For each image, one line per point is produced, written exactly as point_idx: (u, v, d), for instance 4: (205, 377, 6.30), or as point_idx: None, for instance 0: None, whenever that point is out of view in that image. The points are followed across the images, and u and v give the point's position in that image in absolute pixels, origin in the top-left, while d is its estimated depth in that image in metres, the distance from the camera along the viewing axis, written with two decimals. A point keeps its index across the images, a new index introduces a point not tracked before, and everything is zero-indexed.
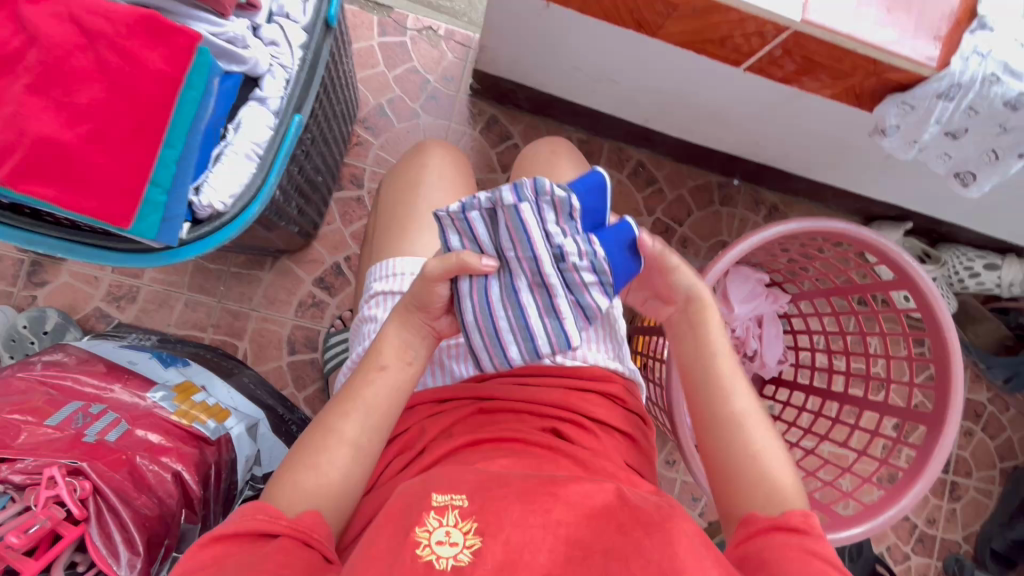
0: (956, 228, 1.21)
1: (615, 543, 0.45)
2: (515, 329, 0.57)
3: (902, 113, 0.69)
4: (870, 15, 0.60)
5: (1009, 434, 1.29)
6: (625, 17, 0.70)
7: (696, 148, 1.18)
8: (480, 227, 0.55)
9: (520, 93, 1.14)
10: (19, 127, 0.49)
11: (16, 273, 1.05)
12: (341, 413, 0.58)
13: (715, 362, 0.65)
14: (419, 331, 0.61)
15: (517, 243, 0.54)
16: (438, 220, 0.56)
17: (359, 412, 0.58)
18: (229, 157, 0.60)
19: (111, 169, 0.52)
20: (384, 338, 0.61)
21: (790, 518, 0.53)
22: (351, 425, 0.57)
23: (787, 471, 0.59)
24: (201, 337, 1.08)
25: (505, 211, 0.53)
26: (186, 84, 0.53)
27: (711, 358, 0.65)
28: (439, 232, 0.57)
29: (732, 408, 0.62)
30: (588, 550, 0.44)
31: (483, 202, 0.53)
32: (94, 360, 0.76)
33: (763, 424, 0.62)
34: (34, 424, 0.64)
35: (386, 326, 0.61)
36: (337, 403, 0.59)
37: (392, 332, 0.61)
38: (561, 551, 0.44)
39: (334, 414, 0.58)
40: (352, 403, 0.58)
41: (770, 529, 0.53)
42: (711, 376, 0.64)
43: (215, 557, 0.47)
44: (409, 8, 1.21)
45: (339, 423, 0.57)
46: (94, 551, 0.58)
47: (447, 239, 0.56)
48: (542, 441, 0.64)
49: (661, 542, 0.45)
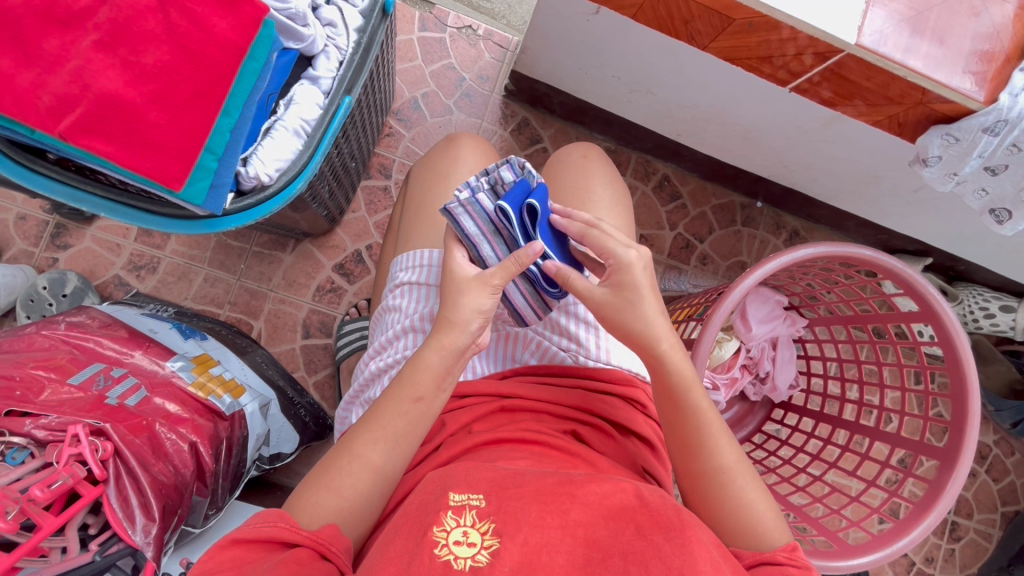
0: (973, 267, 1.21)
1: (635, 546, 0.43)
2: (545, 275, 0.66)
3: (945, 145, 0.69)
4: (924, 44, 0.61)
5: (1012, 478, 1.29)
6: (678, 28, 0.71)
7: (722, 166, 1.19)
8: (489, 208, 0.62)
9: (554, 97, 1.15)
10: (84, 82, 0.49)
11: (40, 233, 1.05)
12: (369, 439, 0.57)
13: (687, 397, 0.60)
14: (460, 355, 0.59)
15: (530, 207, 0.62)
16: (450, 212, 0.61)
17: (388, 437, 0.57)
18: (279, 132, 0.61)
19: (170, 131, 0.52)
20: (424, 368, 0.58)
21: (776, 554, 0.53)
22: (379, 452, 0.56)
23: (766, 505, 0.58)
24: (217, 314, 1.08)
25: (506, 188, 0.63)
26: (248, 55, 0.55)
27: (682, 393, 0.60)
28: (455, 225, 0.61)
29: (706, 446, 0.59)
30: (607, 551, 0.43)
31: (487, 183, 0.62)
32: (116, 326, 0.76)
33: (743, 468, 0.59)
34: (57, 381, 0.63)
35: (424, 351, 0.58)
36: (366, 425, 0.57)
37: (434, 361, 0.58)
38: (580, 553, 0.43)
39: (361, 438, 0.57)
40: (382, 430, 0.57)
41: (747, 568, 0.53)
42: (681, 432, 0.60)
43: (233, 560, 0.49)
44: (450, 6, 1.22)
45: (365, 449, 0.56)
46: (110, 513, 0.57)
47: (462, 226, 0.61)
48: (562, 441, 0.63)
49: (680, 547, 0.43)
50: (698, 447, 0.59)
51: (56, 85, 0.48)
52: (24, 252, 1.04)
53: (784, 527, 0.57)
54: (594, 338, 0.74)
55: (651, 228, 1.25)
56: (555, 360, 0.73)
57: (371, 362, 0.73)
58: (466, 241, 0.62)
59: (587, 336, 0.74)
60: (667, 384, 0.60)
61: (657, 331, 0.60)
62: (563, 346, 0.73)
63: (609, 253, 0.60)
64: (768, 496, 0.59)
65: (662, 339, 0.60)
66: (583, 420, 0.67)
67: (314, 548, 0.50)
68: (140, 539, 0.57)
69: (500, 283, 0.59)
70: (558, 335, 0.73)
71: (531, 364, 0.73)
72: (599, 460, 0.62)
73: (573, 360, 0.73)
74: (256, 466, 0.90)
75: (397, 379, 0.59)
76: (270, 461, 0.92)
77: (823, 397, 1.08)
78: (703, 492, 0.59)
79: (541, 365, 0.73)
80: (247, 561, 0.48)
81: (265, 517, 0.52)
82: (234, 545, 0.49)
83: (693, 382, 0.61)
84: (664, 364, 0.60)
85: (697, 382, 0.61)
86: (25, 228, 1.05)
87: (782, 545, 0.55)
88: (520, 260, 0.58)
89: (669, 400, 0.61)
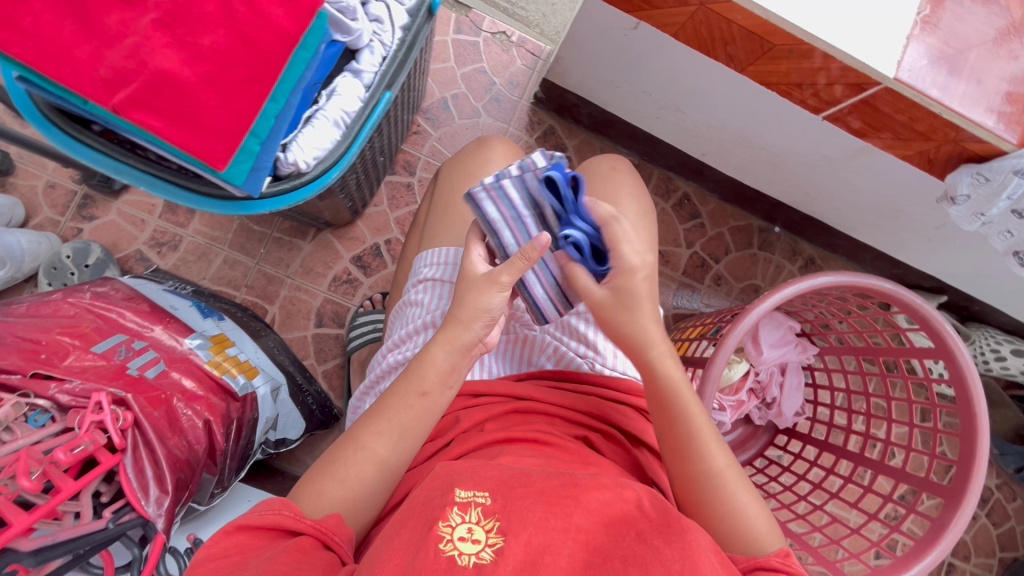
0: (987, 308, 1.21)
1: (635, 550, 0.44)
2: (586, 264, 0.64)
3: (975, 184, 0.70)
4: (962, 82, 0.61)
5: (1012, 524, 1.27)
6: (717, 49, 0.72)
7: (744, 188, 1.20)
8: (513, 194, 0.62)
9: (583, 108, 1.16)
10: (141, 58, 0.50)
11: (67, 203, 1.07)
12: (374, 431, 0.58)
13: (678, 401, 0.60)
14: (465, 354, 0.60)
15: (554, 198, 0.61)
16: (472, 196, 0.61)
17: (393, 431, 0.58)
18: (319, 122, 0.62)
19: (220, 112, 0.53)
20: (430, 363, 0.59)
21: (768, 560, 0.53)
22: (384, 444, 0.57)
23: (759, 510, 0.57)
24: (233, 295, 1.09)
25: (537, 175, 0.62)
26: (300, 44, 0.55)
27: (673, 398, 0.60)
28: (476, 210, 0.62)
29: (697, 450, 0.59)
30: (607, 555, 0.44)
31: (513, 171, 0.62)
32: (138, 299, 0.76)
33: (735, 472, 0.59)
34: (81, 349, 0.64)
35: (431, 347, 0.59)
36: (373, 419, 0.58)
37: (440, 357, 0.59)
38: (580, 558, 0.44)
39: (368, 431, 0.57)
40: (386, 422, 0.57)
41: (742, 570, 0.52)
42: (672, 435, 0.60)
43: (245, 535, 0.50)
44: (487, 11, 1.23)
45: (371, 441, 0.57)
46: (125, 482, 0.57)
47: (483, 211, 0.62)
48: (573, 446, 0.63)
49: (681, 553, 0.44)
50: (690, 451, 0.59)
51: (113, 59, 0.50)
52: (50, 220, 1.06)
53: (776, 533, 0.57)
54: (610, 346, 0.75)
55: (668, 245, 1.25)
56: (571, 365, 0.73)
57: (388, 354, 0.74)
58: (487, 227, 0.62)
59: (603, 343, 0.75)
60: (657, 387, 0.61)
61: (652, 331, 0.61)
62: (579, 352, 0.74)
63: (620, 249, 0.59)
64: (761, 502, 0.59)
65: (654, 342, 0.61)
66: (596, 427, 0.68)
67: (318, 536, 0.51)
68: (152, 510, 0.57)
69: (508, 281, 0.57)
70: (574, 341, 0.75)
71: (548, 369, 0.74)
72: (609, 464, 0.62)
73: (590, 367, 0.73)
74: (261, 450, 0.91)
75: (404, 375, 0.60)
76: (275, 446, 0.93)
77: (829, 426, 1.08)
78: (695, 497, 0.58)
79: (558, 370, 0.73)
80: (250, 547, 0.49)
81: (270, 502, 0.53)
82: (237, 531, 0.50)
83: (683, 385, 0.61)
84: (657, 365, 0.61)
85: (688, 387, 0.62)
86: (53, 196, 1.06)
87: (776, 550, 0.54)
88: (526, 255, 0.55)
89: (660, 403, 0.61)
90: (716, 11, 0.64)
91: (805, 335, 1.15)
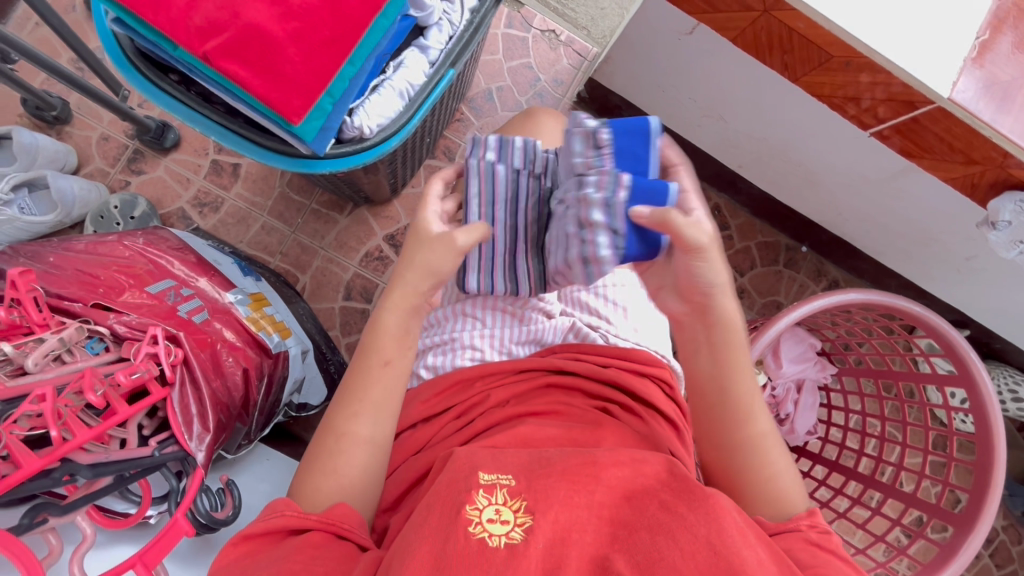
0: (1008, 347, 1.20)
1: (660, 520, 0.46)
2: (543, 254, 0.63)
3: (1019, 211, 0.70)
4: (1014, 109, 0.62)
5: (1016, 567, 1.26)
6: (774, 56, 0.73)
7: (777, 205, 1.21)
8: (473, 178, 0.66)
9: (625, 111, 1.18)
10: (234, 10, 0.53)
11: (118, 155, 1.10)
12: (349, 414, 0.61)
13: (734, 366, 0.62)
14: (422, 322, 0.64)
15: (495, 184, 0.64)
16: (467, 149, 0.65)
17: (368, 410, 0.61)
18: (386, 91, 0.64)
19: (302, 68, 0.55)
20: (385, 331, 0.62)
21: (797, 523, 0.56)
22: (362, 425, 0.60)
23: (790, 475, 0.62)
24: (267, 261, 1.12)
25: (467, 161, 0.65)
26: (382, 12, 0.57)
27: (732, 363, 0.62)
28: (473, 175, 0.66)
29: (748, 418, 0.62)
30: (632, 528, 0.46)
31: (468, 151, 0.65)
32: (187, 250, 0.78)
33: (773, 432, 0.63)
34: (136, 288, 0.67)
35: (382, 314, 0.62)
36: (343, 405, 0.61)
37: (392, 321, 0.62)
38: (606, 532, 0.46)
39: (340, 415, 0.61)
40: (359, 404, 0.61)
41: (770, 535, 0.56)
42: (729, 396, 0.62)
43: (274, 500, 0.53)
44: (539, 9, 1.26)
45: (349, 425, 0.60)
46: (172, 415, 0.59)
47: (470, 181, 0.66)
48: (596, 420, 0.66)
49: (705, 516, 0.46)
50: (742, 418, 0.62)
51: (208, 9, 0.53)
52: (100, 171, 1.09)
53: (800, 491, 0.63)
54: (617, 314, 0.77)
55: None
56: (588, 340, 0.74)
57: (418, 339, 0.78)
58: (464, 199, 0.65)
59: (608, 311, 0.77)
60: (719, 351, 0.62)
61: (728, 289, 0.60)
62: (592, 324, 0.76)
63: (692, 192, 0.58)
64: (792, 467, 0.63)
65: (723, 301, 0.60)
66: (615, 399, 0.70)
67: (336, 531, 0.54)
68: (194, 445, 0.59)
69: (462, 243, 0.59)
70: (585, 312, 0.77)
71: (564, 344, 0.74)
72: (626, 433, 0.65)
73: (605, 341, 0.74)
74: (284, 412, 0.92)
75: (362, 351, 0.63)
76: (297, 410, 0.94)
77: (840, 444, 1.08)
78: (737, 455, 0.62)
79: (579, 345, 0.74)
80: (256, 550, 0.52)
81: (273, 508, 0.55)
82: (243, 543, 0.53)
83: (741, 351, 0.62)
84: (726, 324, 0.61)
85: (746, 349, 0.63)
86: (105, 148, 1.10)
87: (800, 512, 0.60)
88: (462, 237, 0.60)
89: (723, 364, 0.62)
90: (779, 18, 0.66)
91: (825, 353, 1.15)
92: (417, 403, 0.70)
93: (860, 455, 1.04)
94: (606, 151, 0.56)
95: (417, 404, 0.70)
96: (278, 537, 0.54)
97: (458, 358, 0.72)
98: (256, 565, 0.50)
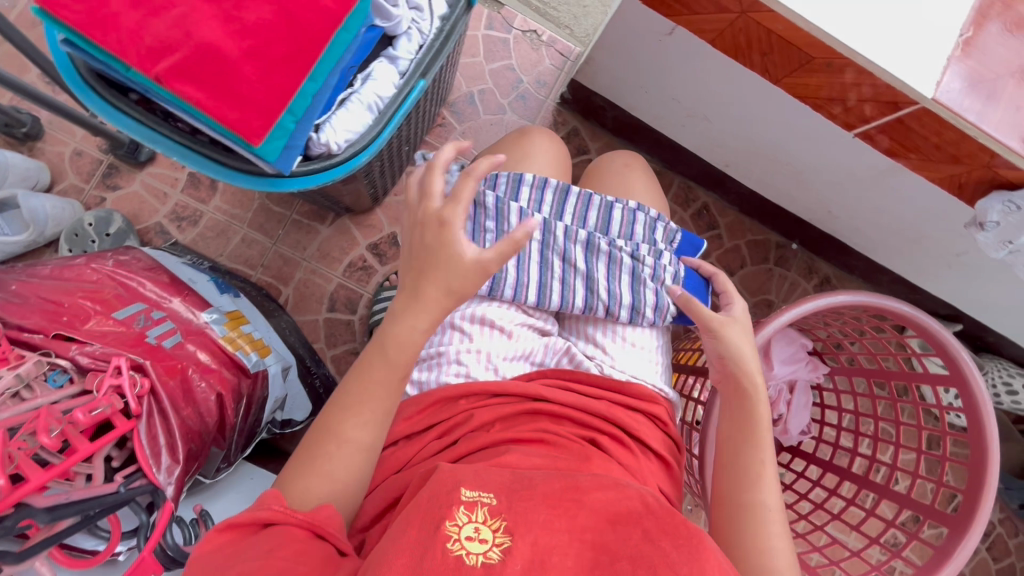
0: (1002, 340, 1.19)
1: (644, 551, 0.45)
2: (562, 283, 0.75)
3: (1005, 211, 0.69)
4: (1001, 104, 0.60)
5: (1013, 560, 1.25)
6: (753, 57, 0.71)
7: (766, 203, 1.19)
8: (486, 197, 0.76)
9: (609, 111, 1.16)
10: (186, 29, 0.51)
11: (92, 171, 1.08)
12: (356, 418, 0.58)
13: (753, 435, 0.67)
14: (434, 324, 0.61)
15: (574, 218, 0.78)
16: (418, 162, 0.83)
17: (374, 417, 0.59)
18: (354, 104, 0.63)
19: (259, 88, 0.53)
20: (408, 343, 0.60)
21: None
22: (367, 431, 0.58)
23: (787, 558, 0.59)
24: (248, 274, 1.10)
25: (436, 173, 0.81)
26: (343, 26, 0.55)
27: (751, 430, 0.68)
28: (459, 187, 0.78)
29: (757, 484, 0.64)
30: (615, 555, 0.45)
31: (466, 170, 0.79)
32: (159, 270, 0.76)
33: (782, 518, 0.62)
34: (102, 314, 0.65)
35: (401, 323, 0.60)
36: (352, 410, 0.59)
37: (416, 331, 0.60)
38: (589, 557, 0.45)
39: (335, 418, 0.58)
40: (366, 409, 0.59)
41: None
42: (744, 460, 0.66)
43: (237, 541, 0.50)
44: (520, 9, 1.23)
45: (354, 431, 0.58)
46: (139, 448, 0.57)
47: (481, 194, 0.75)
48: (585, 455, 0.64)
49: (689, 557, 0.45)
50: (751, 481, 0.64)
51: (159, 28, 0.51)
52: (75, 187, 1.07)
53: None
54: (611, 342, 0.76)
55: None
56: (580, 367, 0.73)
57: None
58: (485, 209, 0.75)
59: (612, 344, 0.76)
60: (741, 415, 0.69)
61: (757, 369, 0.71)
62: (589, 354, 0.76)
63: (734, 297, 0.76)
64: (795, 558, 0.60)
65: (750, 375, 0.70)
66: (604, 430, 0.68)
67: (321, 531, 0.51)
68: (162, 478, 0.58)
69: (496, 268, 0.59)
70: (583, 339, 0.77)
71: (556, 367, 0.74)
72: (614, 469, 0.64)
73: (599, 370, 0.73)
74: (268, 430, 0.90)
75: (374, 353, 0.60)
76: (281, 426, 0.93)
77: (833, 446, 1.07)
78: (739, 520, 0.63)
79: (568, 371, 0.73)
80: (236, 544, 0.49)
81: (260, 501, 0.52)
82: (226, 529, 0.50)
83: (762, 426, 0.68)
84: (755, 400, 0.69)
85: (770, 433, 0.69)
86: (79, 164, 1.07)
87: None
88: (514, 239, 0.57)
89: (742, 431, 0.68)
90: (756, 19, 0.64)
91: (815, 353, 1.15)
92: (400, 419, 0.69)
93: (854, 455, 1.03)
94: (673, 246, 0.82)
95: (399, 421, 0.69)
96: (250, 530, 0.50)
97: (443, 373, 0.70)
98: (237, 561, 0.47)
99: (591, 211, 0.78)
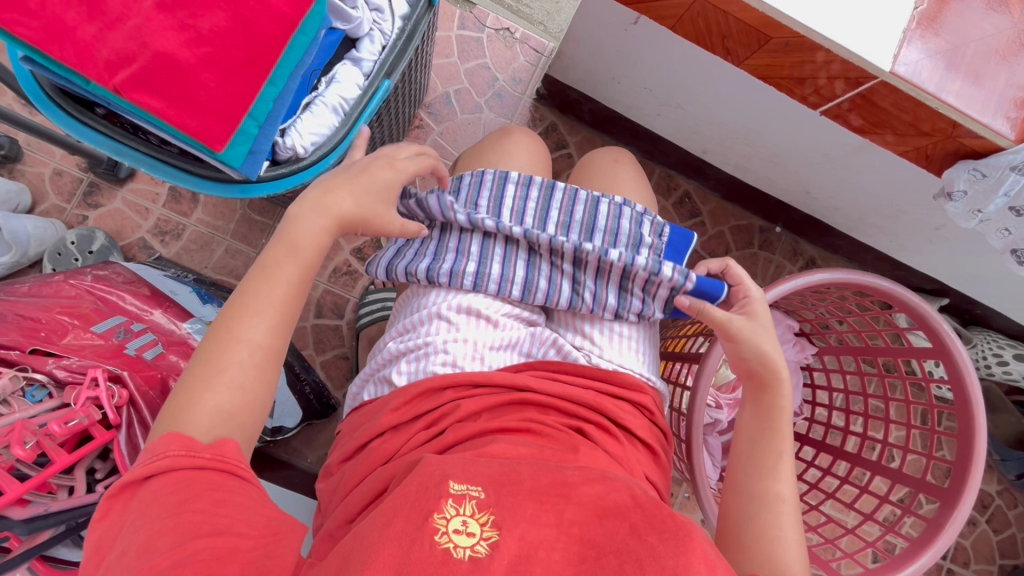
0: (990, 312, 1.19)
1: (630, 545, 0.45)
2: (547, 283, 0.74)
3: (971, 179, 0.69)
4: (960, 76, 0.61)
5: (1013, 531, 1.25)
6: (716, 42, 0.72)
7: (747, 187, 1.19)
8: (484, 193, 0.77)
9: (585, 104, 1.16)
10: (142, 39, 0.52)
11: (73, 190, 1.08)
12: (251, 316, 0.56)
13: (774, 427, 0.67)
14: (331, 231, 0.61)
15: (561, 212, 0.78)
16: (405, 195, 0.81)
17: (268, 314, 0.56)
18: (319, 108, 0.65)
19: (218, 94, 0.55)
20: (302, 236, 0.59)
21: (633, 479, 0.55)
22: (263, 331, 0.56)
23: (797, 549, 0.60)
24: (233, 285, 1.10)
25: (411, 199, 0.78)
26: (299, 29, 0.58)
27: (773, 422, 0.68)
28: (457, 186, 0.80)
29: (775, 475, 0.64)
30: (601, 550, 0.45)
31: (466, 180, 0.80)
32: (138, 283, 0.76)
33: (794, 507, 0.63)
34: (81, 328, 0.66)
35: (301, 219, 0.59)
36: (244, 308, 0.56)
37: (313, 228, 0.59)
38: (575, 551, 0.45)
39: (239, 319, 0.55)
40: (260, 303, 0.56)
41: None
42: (763, 450, 0.66)
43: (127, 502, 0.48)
44: (491, 8, 1.24)
45: (248, 333, 0.55)
46: (120, 458, 0.58)
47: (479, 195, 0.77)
48: (572, 444, 0.64)
49: (675, 549, 0.45)
50: (770, 472, 0.64)
51: (116, 41, 0.51)
52: (56, 207, 1.07)
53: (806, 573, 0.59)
54: (600, 335, 0.75)
55: None
56: (569, 358, 0.73)
57: (390, 342, 0.76)
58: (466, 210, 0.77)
59: (602, 337, 0.75)
60: (764, 407, 0.69)
61: (781, 368, 0.70)
62: (577, 344, 0.75)
63: (748, 287, 0.73)
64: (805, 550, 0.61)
65: (776, 369, 0.69)
66: (591, 419, 0.68)
67: (233, 471, 0.50)
68: None
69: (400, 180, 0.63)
70: (571, 331, 0.77)
71: (542, 359, 0.73)
72: (602, 459, 0.64)
73: (587, 361, 0.73)
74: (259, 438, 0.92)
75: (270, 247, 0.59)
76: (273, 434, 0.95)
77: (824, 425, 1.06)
78: (752, 509, 0.63)
79: (557, 361, 0.72)
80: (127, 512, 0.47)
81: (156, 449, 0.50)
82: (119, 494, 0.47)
83: (784, 419, 0.68)
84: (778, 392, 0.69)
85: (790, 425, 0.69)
86: (59, 184, 1.08)
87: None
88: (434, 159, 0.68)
89: (762, 419, 0.68)
90: (712, 3, 0.64)
91: (803, 334, 1.14)
92: (386, 411, 0.68)
93: (846, 434, 1.02)
94: (664, 238, 0.79)
95: (386, 413, 0.68)
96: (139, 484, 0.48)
97: (430, 363, 0.70)
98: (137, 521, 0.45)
99: (578, 207, 0.78)
